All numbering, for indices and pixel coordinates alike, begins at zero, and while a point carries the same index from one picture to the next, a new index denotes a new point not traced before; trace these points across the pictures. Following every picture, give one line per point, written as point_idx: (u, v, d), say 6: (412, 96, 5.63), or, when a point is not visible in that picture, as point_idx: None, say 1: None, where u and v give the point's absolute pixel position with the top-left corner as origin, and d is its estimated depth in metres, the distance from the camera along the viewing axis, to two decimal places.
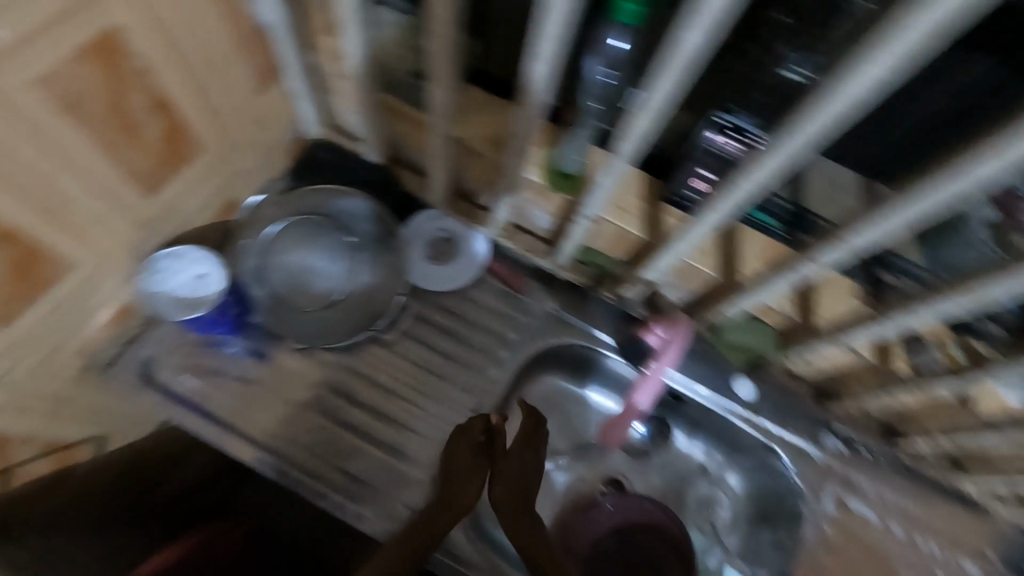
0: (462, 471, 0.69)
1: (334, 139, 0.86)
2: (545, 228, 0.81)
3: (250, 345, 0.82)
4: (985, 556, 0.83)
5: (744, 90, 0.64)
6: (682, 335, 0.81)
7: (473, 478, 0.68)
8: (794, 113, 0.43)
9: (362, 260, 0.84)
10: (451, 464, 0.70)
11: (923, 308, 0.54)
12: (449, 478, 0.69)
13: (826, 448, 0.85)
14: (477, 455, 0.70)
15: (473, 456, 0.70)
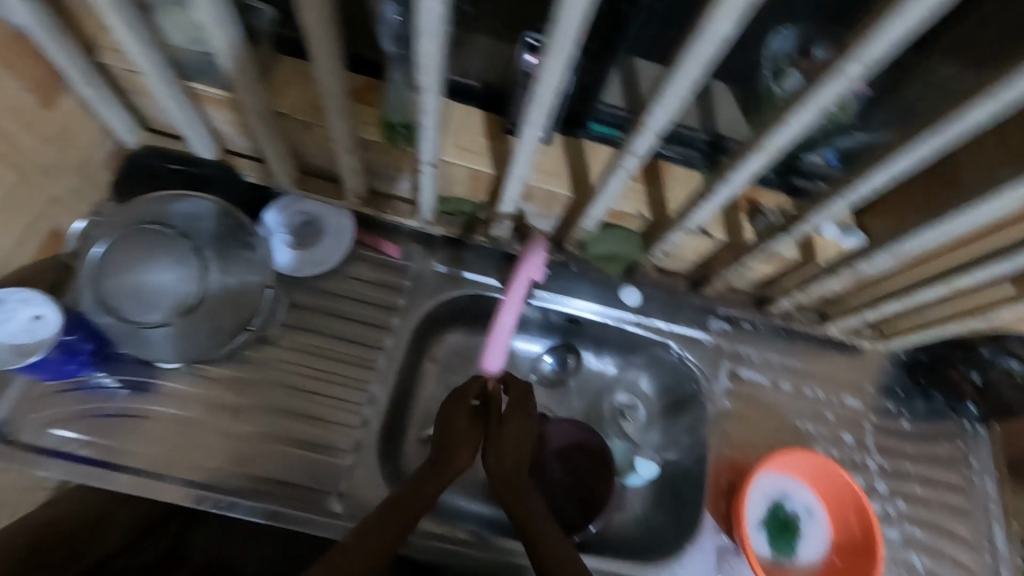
0: (460, 436, 0.71)
1: (157, 143, 0.81)
2: (405, 187, 0.84)
3: (120, 377, 0.77)
4: (857, 387, 0.94)
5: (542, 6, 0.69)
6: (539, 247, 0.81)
7: (468, 444, 0.70)
8: (553, 12, 0.47)
9: (211, 261, 0.79)
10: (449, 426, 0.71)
11: (737, 174, 0.59)
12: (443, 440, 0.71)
13: (712, 330, 0.93)
14: (475, 419, 0.73)
15: (471, 420, 0.73)
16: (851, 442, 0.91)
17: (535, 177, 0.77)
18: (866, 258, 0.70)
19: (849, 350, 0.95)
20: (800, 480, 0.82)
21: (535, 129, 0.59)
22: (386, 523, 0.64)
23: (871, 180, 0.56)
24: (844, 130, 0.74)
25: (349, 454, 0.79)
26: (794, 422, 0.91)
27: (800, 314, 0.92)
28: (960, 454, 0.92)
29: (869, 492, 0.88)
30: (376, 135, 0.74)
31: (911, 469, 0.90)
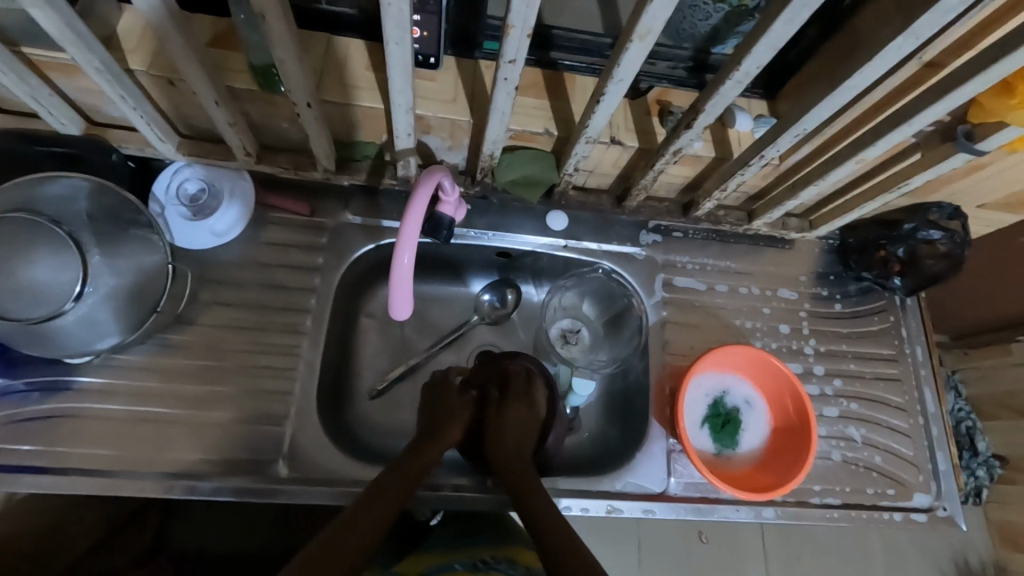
0: (451, 415, 0.73)
1: (13, 124, 0.74)
2: (298, 136, 0.78)
3: (31, 379, 0.73)
4: (791, 278, 0.95)
5: None
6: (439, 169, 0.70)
7: (457, 421, 0.72)
8: None
9: (88, 244, 0.72)
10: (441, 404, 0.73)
11: (620, 67, 0.57)
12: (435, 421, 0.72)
13: (644, 243, 0.92)
14: (469, 399, 0.75)
15: (464, 397, 0.75)
16: (788, 332, 0.93)
17: (430, 108, 0.73)
18: (772, 145, 0.68)
19: (780, 244, 0.96)
20: (738, 375, 0.86)
21: (402, 46, 0.55)
22: (383, 498, 0.61)
23: (755, 56, 0.54)
24: (748, 15, 0.72)
25: (289, 421, 0.78)
26: (733, 321, 0.91)
27: (727, 215, 0.92)
28: (890, 328, 0.95)
29: (807, 376, 0.91)
30: (250, 83, 0.68)
31: (846, 349, 0.93)
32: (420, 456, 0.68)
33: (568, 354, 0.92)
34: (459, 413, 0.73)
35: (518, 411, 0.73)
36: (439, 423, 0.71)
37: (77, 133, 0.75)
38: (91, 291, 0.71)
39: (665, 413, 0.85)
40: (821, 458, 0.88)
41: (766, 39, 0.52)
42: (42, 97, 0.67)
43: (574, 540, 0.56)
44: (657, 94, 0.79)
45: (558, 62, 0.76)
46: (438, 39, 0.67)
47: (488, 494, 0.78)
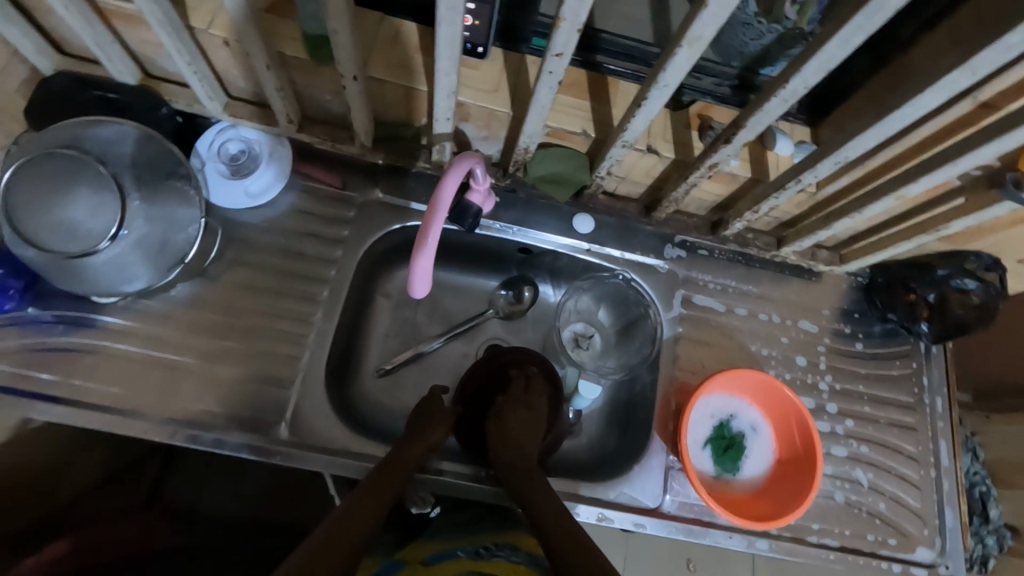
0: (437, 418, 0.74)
1: (74, 68, 0.77)
2: (339, 109, 0.80)
3: (56, 313, 0.76)
4: (814, 311, 0.93)
5: None
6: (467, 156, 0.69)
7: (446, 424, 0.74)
8: None
9: (129, 188, 0.72)
10: (432, 410, 0.75)
11: (666, 72, 0.56)
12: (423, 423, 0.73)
13: (668, 257, 0.91)
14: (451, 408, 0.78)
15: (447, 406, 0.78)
16: (804, 365, 0.91)
17: (471, 95, 0.74)
18: (810, 170, 0.67)
19: (806, 275, 0.94)
20: (746, 399, 0.84)
21: (452, 29, 0.55)
22: (380, 493, 0.62)
23: (803, 75, 0.53)
24: (799, 39, 0.71)
25: (295, 385, 0.79)
26: (748, 345, 0.90)
27: (756, 238, 0.92)
28: (911, 374, 0.93)
29: (818, 412, 0.89)
30: (300, 51, 0.70)
31: (862, 390, 0.91)
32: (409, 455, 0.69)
33: (577, 358, 0.92)
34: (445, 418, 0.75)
35: (517, 414, 0.74)
36: (427, 422, 0.73)
37: (133, 83, 0.78)
38: (125, 235, 0.70)
39: (667, 429, 0.84)
40: (823, 497, 0.85)
41: (816, 59, 0.51)
42: (104, 43, 0.70)
43: (574, 532, 0.55)
44: (699, 108, 0.79)
45: (602, 65, 0.76)
46: (489, 29, 0.68)
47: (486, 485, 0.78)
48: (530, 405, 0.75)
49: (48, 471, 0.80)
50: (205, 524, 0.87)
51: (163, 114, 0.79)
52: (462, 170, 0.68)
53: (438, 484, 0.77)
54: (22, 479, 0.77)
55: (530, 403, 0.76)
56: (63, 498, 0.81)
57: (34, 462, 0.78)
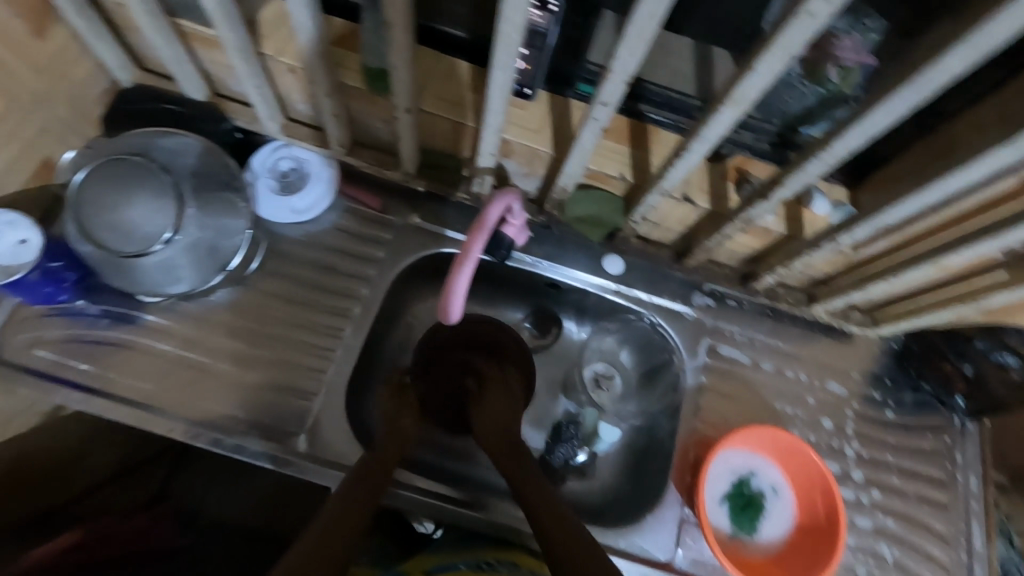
0: (407, 410, 0.72)
1: (149, 82, 0.83)
2: (388, 138, 0.84)
3: (103, 307, 0.79)
4: (843, 373, 0.91)
5: None
6: (509, 196, 0.73)
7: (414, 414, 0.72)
8: None
9: (187, 196, 0.75)
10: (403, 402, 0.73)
11: (708, 129, 0.57)
12: (392, 418, 0.70)
13: (696, 305, 0.91)
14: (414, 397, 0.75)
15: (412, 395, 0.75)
16: (830, 428, 0.89)
17: (516, 133, 0.77)
18: (847, 231, 0.67)
19: (837, 335, 0.92)
20: (768, 459, 0.82)
21: (506, 72, 0.58)
22: (363, 493, 0.59)
23: (846, 140, 0.54)
24: (843, 103, 0.71)
25: (318, 398, 0.80)
26: (772, 403, 0.89)
27: (786, 293, 0.90)
28: (943, 448, 0.89)
29: (843, 479, 0.86)
30: (360, 82, 0.74)
31: (890, 460, 0.88)
32: (388, 448, 0.66)
33: (597, 399, 0.91)
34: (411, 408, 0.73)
35: (495, 393, 0.74)
36: (397, 414, 0.70)
37: (201, 99, 0.83)
38: (178, 240, 0.74)
39: (684, 481, 0.82)
40: (843, 571, 0.82)
41: (861, 126, 0.52)
42: (181, 62, 0.75)
43: (571, 531, 0.55)
44: (737, 161, 0.80)
45: (645, 114, 0.78)
46: (536, 74, 0.72)
47: (478, 513, 0.78)
48: (508, 388, 0.75)
49: (63, 462, 0.84)
50: (201, 525, 0.90)
51: (225, 129, 0.84)
52: (500, 203, 0.71)
53: (431, 505, 0.77)
54: (41, 465, 0.81)
55: (504, 385, 0.76)
56: (79, 487, 0.86)
57: (55, 451, 0.83)
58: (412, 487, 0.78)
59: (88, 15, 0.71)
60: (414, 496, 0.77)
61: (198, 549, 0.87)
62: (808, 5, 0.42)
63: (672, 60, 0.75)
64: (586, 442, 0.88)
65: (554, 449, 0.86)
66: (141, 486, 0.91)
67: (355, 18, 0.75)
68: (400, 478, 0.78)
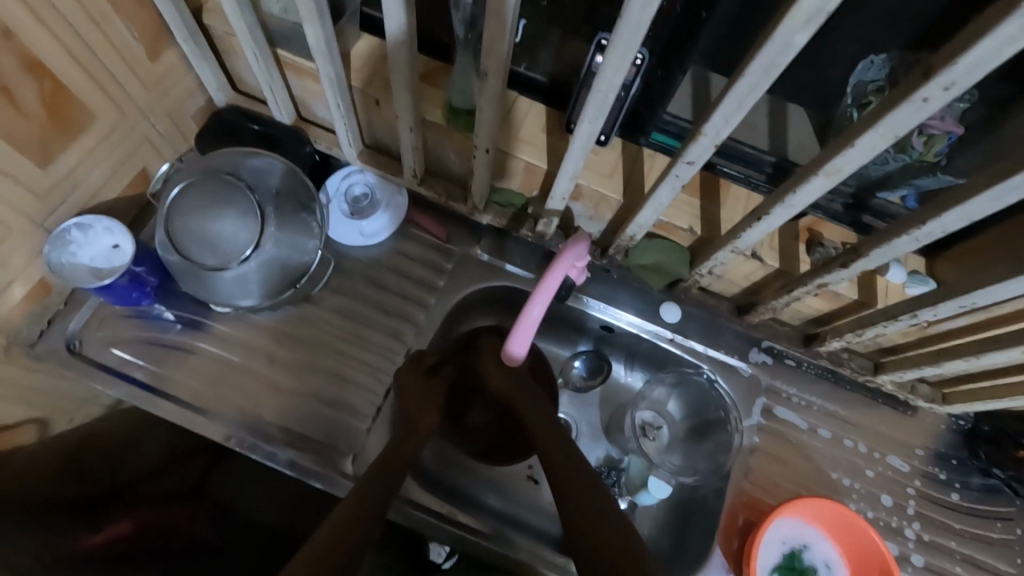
0: (433, 400, 0.76)
1: (241, 103, 0.88)
2: (460, 171, 0.86)
3: (176, 312, 0.83)
4: (905, 447, 0.87)
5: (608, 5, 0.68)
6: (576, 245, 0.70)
7: (433, 404, 0.75)
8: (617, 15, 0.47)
9: (269, 215, 0.79)
10: (422, 392, 0.76)
11: (795, 195, 0.57)
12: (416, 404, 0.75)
13: (752, 361, 0.89)
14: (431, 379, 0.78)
15: (431, 378, 0.78)
16: (890, 505, 0.84)
17: (589, 179, 0.77)
18: (931, 307, 0.65)
19: (901, 407, 0.89)
20: (823, 532, 0.78)
21: (593, 125, 0.60)
22: (374, 489, 0.63)
23: (942, 221, 0.53)
24: (929, 171, 0.70)
25: (368, 420, 0.81)
26: (828, 472, 0.85)
27: (851, 359, 0.87)
28: (1013, 540, 0.84)
29: (901, 561, 0.82)
30: (441, 118, 0.76)
31: (954, 547, 0.83)
32: (403, 445, 0.70)
33: (644, 448, 0.88)
34: (430, 396, 0.76)
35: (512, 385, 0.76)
36: (417, 407, 0.74)
37: (287, 122, 0.87)
38: (255, 256, 0.78)
39: (731, 545, 0.80)
40: None
41: (961, 208, 0.50)
42: (276, 89, 0.80)
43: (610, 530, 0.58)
44: (809, 222, 0.78)
45: (716, 167, 0.77)
46: (615, 121, 0.71)
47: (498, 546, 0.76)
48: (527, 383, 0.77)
49: (122, 446, 0.85)
50: (234, 524, 0.85)
51: (306, 152, 0.88)
52: (568, 255, 0.70)
53: (451, 533, 0.77)
54: (101, 451, 0.83)
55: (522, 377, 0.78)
56: (125, 476, 0.84)
57: (114, 437, 0.85)
58: (436, 513, 0.77)
59: (197, 41, 0.76)
60: (441, 524, 0.77)
61: (235, 547, 0.82)
62: (921, 92, 0.42)
63: (750, 118, 0.75)
64: (630, 490, 0.85)
65: None
66: (181, 473, 0.87)
67: (442, 57, 0.78)
68: (441, 510, 0.77)
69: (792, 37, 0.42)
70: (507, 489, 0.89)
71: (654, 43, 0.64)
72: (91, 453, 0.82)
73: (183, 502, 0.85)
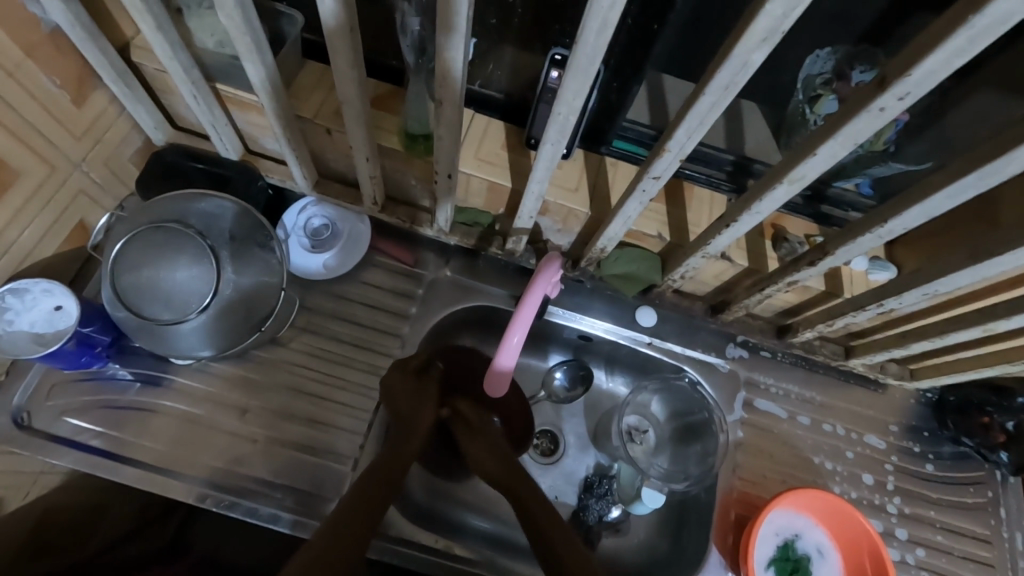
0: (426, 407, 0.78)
1: (183, 141, 0.83)
2: (422, 195, 0.84)
3: (133, 370, 0.79)
4: (880, 425, 0.90)
5: (558, 19, 0.67)
6: (547, 269, 0.68)
7: (427, 409, 0.77)
8: (573, 42, 0.47)
9: (224, 260, 0.76)
10: (415, 399, 0.78)
11: (761, 203, 0.58)
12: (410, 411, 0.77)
13: (730, 357, 0.90)
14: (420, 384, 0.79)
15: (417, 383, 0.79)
16: (871, 483, 0.87)
17: (555, 194, 0.76)
18: (895, 296, 0.67)
19: (872, 385, 0.92)
20: (813, 519, 0.80)
21: (556, 147, 0.59)
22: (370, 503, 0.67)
23: (904, 217, 0.54)
24: (881, 159, 0.72)
25: (351, 461, 0.79)
26: (810, 458, 0.87)
27: (823, 346, 0.89)
28: (986, 503, 0.88)
29: (887, 537, 0.85)
30: (397, 144, 0.74)
31: (933, 517, 0.86)
32: (399, 454, 0.73)
33: (632, 453, 0.87)
34: (418, 402, 0.78)
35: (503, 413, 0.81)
36: (411, 413, 0.77)
37: (235, 158, 0.82)
38: (214, 304, 0.75)
39: (727, 542, 0.81)
40: None
41: (920, 205, 0.52)
42: (219, 125, 0.76)
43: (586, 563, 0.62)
44: (772, 218, 0.77)
45: (680, 170, 0.76)
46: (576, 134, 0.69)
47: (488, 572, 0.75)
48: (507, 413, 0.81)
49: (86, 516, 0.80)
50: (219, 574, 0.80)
51: (259, 186, 0.83)
52: (537, 279, 0.68)
53: (439, 565, 0.74)
54: (61, 525, 0.78)
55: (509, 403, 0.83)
56: (92, 548, 0.78)
57: (78, 508, 0.80)
58: (427, 547, 0.75)
59: (127, 81, 0.71)
60: (431, 558, 0.74)
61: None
62: (877, 102, 0.43)
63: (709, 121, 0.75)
64: (623, 500, 0.85)
65: (587, 505, 0.84)
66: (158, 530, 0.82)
67: (394, 81, 0.75)
68: (436, 545, 0.76)
69: (749, 55, 0.42)
70: (494, 509, 0.86)
71: (608, 56, 0.64)
72: (51, 530, 0.77)
73: (161, 564, 0.79)
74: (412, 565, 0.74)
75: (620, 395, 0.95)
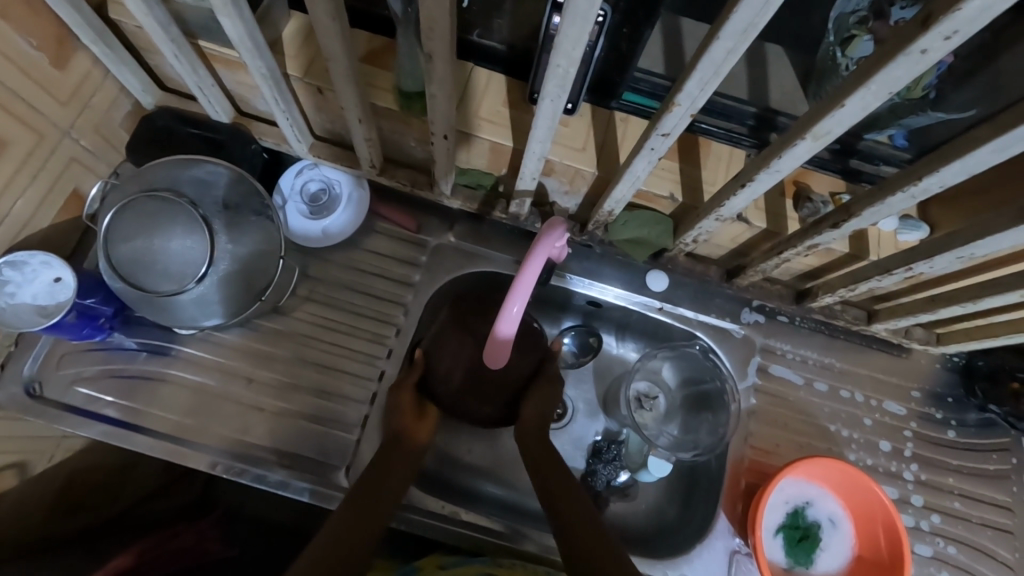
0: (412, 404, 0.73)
1: (171, 104, 0.79)
2: (422, 156, 0.79)
3: (139, 340, 0.79)
4: (902, 392, 0.87)
5: None
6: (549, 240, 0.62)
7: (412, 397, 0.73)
8: None
9: (218, 228, 0.74)
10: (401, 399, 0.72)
11: (781, 160, 0.53)
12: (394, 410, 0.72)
13: (745, 323, 0.87)
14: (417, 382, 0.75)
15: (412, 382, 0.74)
16: (888, 450, 0.85)
17: (560, 153, 0.71)
18: (927, 259, 0.62)
19: (895, 350, 0.88)
20: (826, 488, 0.79)
21: (556, 102, 0.54)
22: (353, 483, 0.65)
23: (942, 174, 0.49)
24: (919, 108, 0.65)
25: (357, 429, 0.79)
26: (826, 426, 0.85)
27: (845, 311, 0.84)
28: (1009, 471, 0.85)
29: (902, 504, 0.83)
30: (392, 104, 0.70)
31: (953, 484, 0.84)
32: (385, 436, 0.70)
33: (640, 420, 0.86)
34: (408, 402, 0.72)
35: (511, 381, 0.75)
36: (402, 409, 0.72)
37: (226, 120, 0.79)
38: (212, 273, 0.73)
39: (736, 510, 0.80)
40: None
41: (961, 161, 0.47)
42: (206, 86, 0.72)
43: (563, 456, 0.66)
44: (795, 175, 0.72)
45: (695, 124, 0.70)
46: (581, 88, 0.63)
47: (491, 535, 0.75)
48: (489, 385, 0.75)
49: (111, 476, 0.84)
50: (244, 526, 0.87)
51: (254, 150, 0.80)
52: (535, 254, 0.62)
53: (446, 530, 0.75)
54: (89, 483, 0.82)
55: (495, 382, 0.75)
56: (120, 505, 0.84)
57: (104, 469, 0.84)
58: (435, 513, 0.76)
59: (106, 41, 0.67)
60: (443, 526, 0.75)
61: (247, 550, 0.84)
62: (920, 43, 0.37)
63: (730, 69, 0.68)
64: (631, 466, 0.84)
65: (596, 470, 0.84)
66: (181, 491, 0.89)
67: (387, 33, 0.70)
68: (443, 511, 0.76)
69: None
70: (506, 475, 0.86)
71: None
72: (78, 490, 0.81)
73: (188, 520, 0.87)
74: (415, 525, 0.75)
75: (631, 361, 0.92)
